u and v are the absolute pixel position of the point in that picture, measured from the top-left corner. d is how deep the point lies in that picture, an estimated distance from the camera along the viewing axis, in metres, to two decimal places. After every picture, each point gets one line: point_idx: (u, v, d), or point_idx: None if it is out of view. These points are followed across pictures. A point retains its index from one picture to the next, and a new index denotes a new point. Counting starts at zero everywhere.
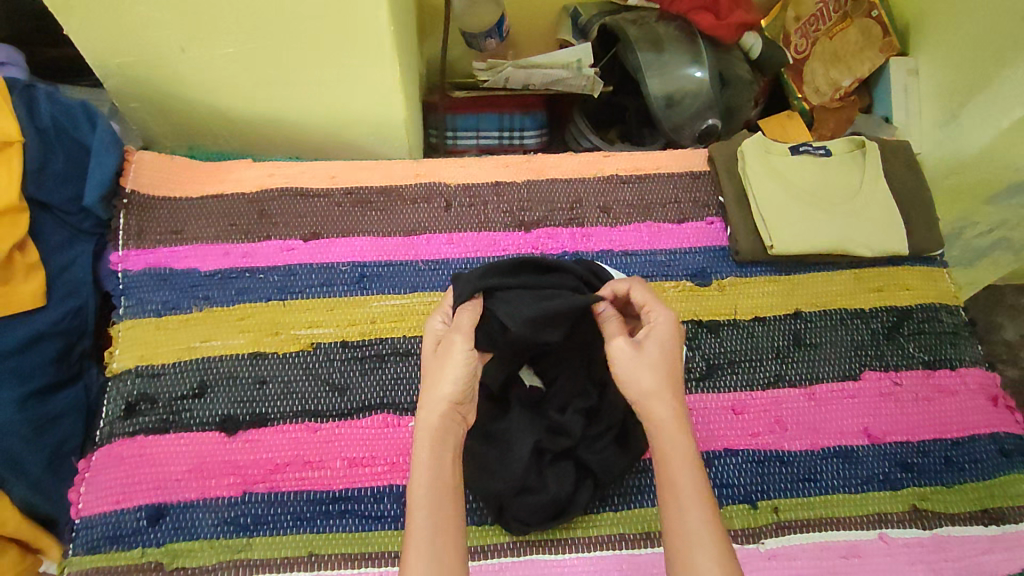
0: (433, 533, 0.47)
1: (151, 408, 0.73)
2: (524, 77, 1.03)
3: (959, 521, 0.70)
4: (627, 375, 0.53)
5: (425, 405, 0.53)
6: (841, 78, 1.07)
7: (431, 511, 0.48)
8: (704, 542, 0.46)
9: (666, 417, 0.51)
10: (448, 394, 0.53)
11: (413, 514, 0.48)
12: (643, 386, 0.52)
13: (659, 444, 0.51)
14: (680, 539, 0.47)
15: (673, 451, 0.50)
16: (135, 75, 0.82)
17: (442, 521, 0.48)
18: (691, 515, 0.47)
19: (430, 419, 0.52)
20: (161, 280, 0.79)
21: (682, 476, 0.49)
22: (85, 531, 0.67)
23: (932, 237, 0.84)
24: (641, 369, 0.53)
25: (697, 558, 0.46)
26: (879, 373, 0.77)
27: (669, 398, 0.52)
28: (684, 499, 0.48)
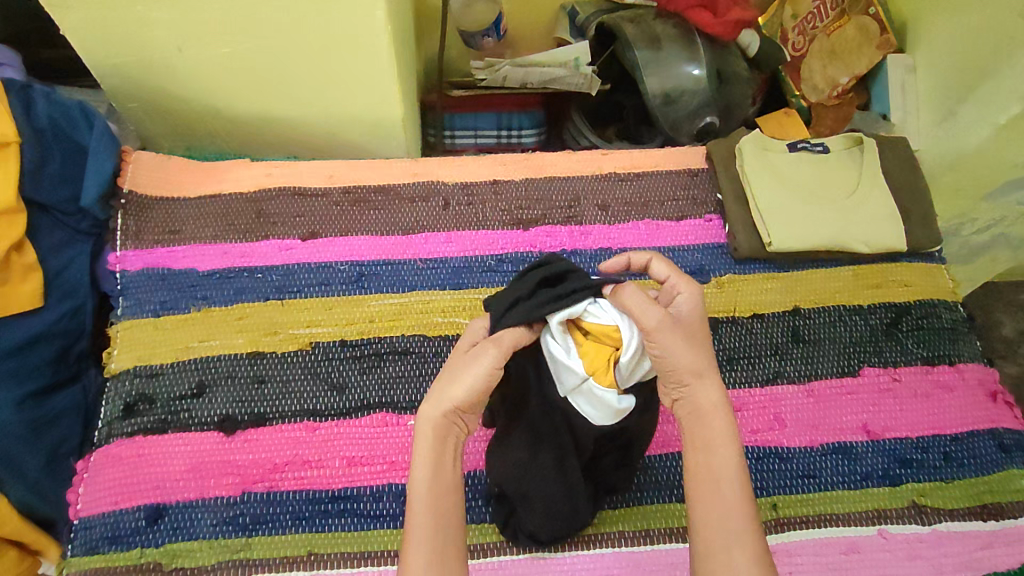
0: (432, 533, 0.48)
1: (149, 408, 0.72)
2: (522, 75, 1.03)
3: (959, 516, 0.70)
4: (676, 355, 0.51)
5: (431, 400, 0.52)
6: (840, 75, 1.08)
7: (429, 513, 0.48)
8: (743, 537, 0.46)
9: (714, 406, 0.51)
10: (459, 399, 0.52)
11: (412, 510, 0.49)
12: (688, 368, 0.52)
13: (700, 432, 0.51)
14: (712, 529, 0.47)
15: (720, 438, 0.50)
16: (132, 76, 0.82)
17: (441, 527, 0.48)
18: (730, 506, 0.48)
19: (433, 412, 0.52)
20: (159, 280, 0.79)
21: (722, 467, 0.49)
22: (83, 532, 0.67)
23: (930, 232, 0.84)
24: (687, 349, 0.52)
25: (734, 552, 0.46)
26: (878, 369, 0.77)
27: (711, 387, 0.52)
28: (722, 489, 0.48)
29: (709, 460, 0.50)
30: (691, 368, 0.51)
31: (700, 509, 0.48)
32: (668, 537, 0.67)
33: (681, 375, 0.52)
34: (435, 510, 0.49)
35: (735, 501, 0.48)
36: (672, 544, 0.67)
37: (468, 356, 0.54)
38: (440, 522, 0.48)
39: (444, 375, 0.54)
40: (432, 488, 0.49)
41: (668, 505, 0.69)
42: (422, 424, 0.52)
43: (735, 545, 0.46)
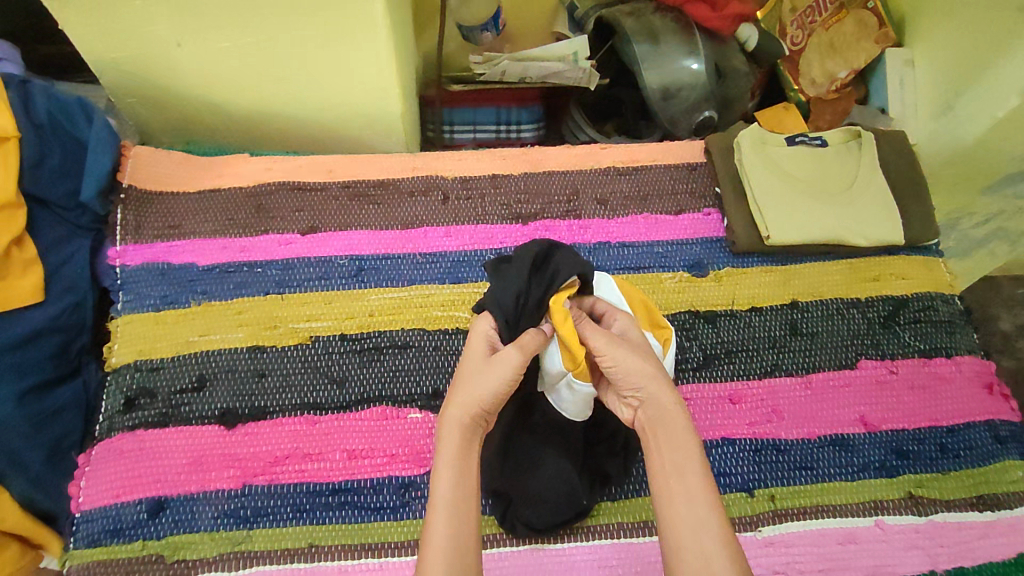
0: (455, 535, 0.48)
1: (150, 402, 0.73)
2: (520, 70, 1.03)
3: (955, 507, 0.71)
4: (620, 366, 0.55)
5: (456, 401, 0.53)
6: (839, 69, 1.07)
7: (449, 519, 0.48)
8: (710, 524, 0.47)
9: (672, 405, 0.53)
10: (485, 401, 0.53)
11: (433, 511, 0.49)
12: (641, 373, 0.54)
13: (659, 435, 0.52)
14: (682, 527, 0.47)
15: (681, 433, 0.51)
16: (131, 71, 0.82)
17: (462, 530, 0.48)
18: (694, 497, 0.48)
19: (460, 413, 0.53)
20: (158, 275, 0.79)
21: (685, 464, 0.50)
22: (85, 524, 0.67)
23: (929, 226, 0.84)
24: (638, 361, 0.55)
25: (701, 538, 0.46)
26: (875, 362, 0.78)
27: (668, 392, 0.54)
28: (690, 487, 0.48)
29: (675, 459, 0.50)
30: (643, 374, 0.54)
31: (668, 511, 0.48)
32: None
33: (639, 384, 0.54)
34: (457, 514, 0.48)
35: (699, 491, 0.48)
36: None
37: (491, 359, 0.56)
38: (460, 525, 0.48)
39: (467, 375, 0.55)
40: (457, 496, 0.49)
41: None
42: (446, 430, 0.52)
43: (707, 540, 0.46)
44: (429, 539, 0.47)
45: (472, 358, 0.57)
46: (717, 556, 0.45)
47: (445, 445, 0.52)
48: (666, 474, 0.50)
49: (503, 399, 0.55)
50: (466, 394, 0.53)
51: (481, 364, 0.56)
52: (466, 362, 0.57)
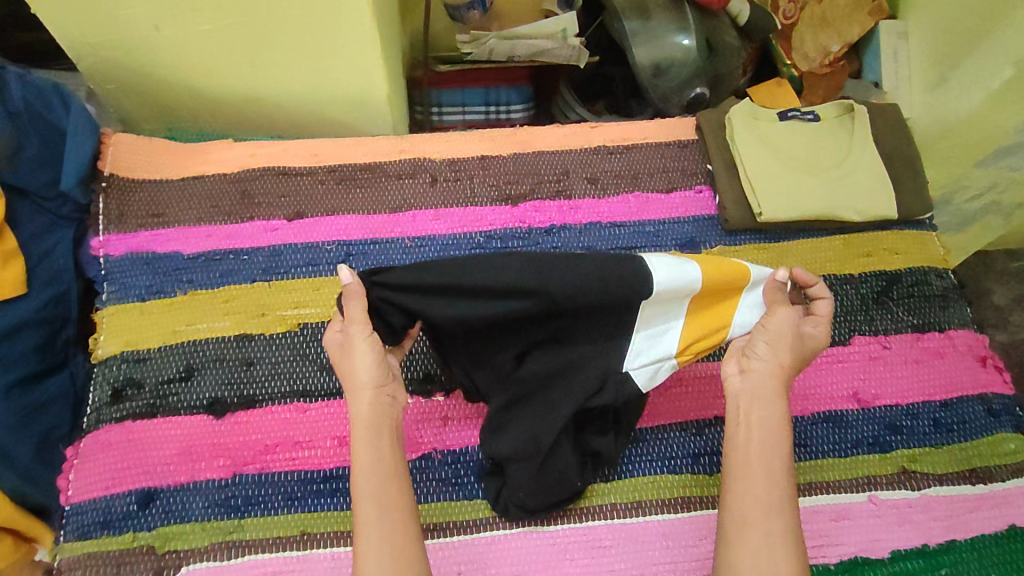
0: (382, 518, 0.53)
1: (137, 393, 0.72)
2: (507, 48, 1.01)
3: (948, 481, 0.71)
4: (776, 343, 0.58)
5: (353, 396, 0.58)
6: (830, 43, 1.07)
7: (376, 512, 0.53)
8: (781, 511, 0.52)
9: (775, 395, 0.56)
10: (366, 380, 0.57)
11: (359, 503, 0.53)
12: (778, 362, 0.57)
13: (751, 416, 0.56)
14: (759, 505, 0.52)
15: (773, 424, 0.55)
16: (108, 56, 0.80)
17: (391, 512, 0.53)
18: (774, 483, 0.53)
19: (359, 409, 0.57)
20: (143, 264, 0.78)
21: (772, 451, 0.54)
22: (76, 517, 0.67)
23: (921, 200, 0.84)
24: (776, 341, 0.58)
25: (771, 520, 0.51)
26: (868, 338, 0.77)
27: (777, 377, 0.57)
28: (771, 471, 0.53)
29: (761, 442, 0.55)
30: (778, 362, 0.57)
31: (748, 486, 0.53)
32: (660, 508, 0.67)
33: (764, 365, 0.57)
34: (383, 506, 0.53)
35: (778, 478, 0.53)
36: (664, 516, 0.66)
37: (348, 348, 0.58)
38: (386, 508, 0.53)
39: (349, 374, 0.58)
40: (382, 488, 0.54)
41: (660, 476, 0.69)
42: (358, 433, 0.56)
43: (776, 524, 0.51)
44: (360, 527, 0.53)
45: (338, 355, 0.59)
46: (782, 539, 0.51)
47: (360, 443, 0.56)
48: (750, 451, 0.54)
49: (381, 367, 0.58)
50: (360, 393, 0.57)
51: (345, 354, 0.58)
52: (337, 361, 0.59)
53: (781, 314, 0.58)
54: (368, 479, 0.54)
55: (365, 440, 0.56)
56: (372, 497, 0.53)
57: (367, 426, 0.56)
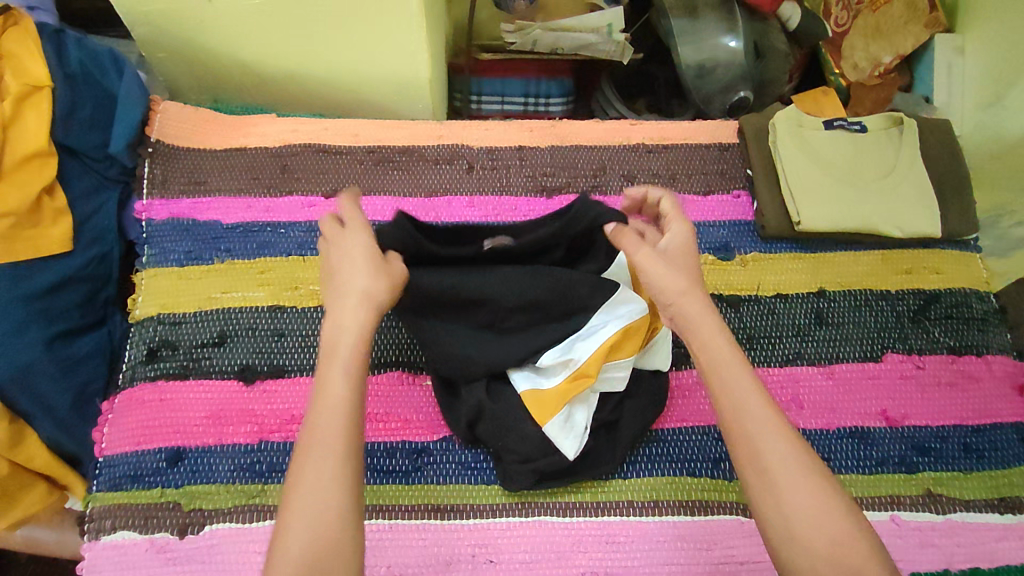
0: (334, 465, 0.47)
1: (172, 354, 0.74)
2: (552, 40, 1.00)
3: (975, 507, 0.69)
4: (661, 278, 0.55)
5: (340, 298, 0.53)
6: (882, 53, 1.04)
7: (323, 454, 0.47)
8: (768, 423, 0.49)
9: (699, 318, 0.53)
10: (372, 290, 0.53)
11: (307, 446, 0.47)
12: (670, 287, 0.54)
13: (704, 341, 0.53)
14: (753, 427, 0.49)
15: (714, 341, 0.52)
16: (162, 25, 0.82)
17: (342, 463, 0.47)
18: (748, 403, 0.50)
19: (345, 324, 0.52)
20: (183, 230, 0.80)
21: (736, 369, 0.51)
22: (107, 469, 0.69)
23: (968, 219, 0.81)
24: (672, 276, 0.54)
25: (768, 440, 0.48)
26: (901, 356, 0.76)
27: (684, 302, 0.54)
28: (745, 389, 0.50)
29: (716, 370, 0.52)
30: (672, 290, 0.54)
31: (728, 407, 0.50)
32: (677, 509, 0.67)
33: (666, 296, 0.54)
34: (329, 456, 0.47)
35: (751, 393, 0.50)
36: (681, 517, 0.66)
37: (349, 261, 0.55)
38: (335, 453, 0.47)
39: (339, 280, 0.54)
40: (324, 485, 0.46)
41: (679, 478, 0.68)
42: (329, 374, 0.50)
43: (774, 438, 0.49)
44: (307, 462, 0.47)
45: (346, 267, 0.54)
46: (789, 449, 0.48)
47: (319, 426, 0.48)
48: (725, 382, 0.51)
49: (382, 291, 0.54)
50: (344, 356, 0.50)
51: (357, 267, 0.54)
52: (345, 263, 0.55)
53: (649, 253, 0.55)
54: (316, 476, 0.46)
55: (338, 384, 0.49)
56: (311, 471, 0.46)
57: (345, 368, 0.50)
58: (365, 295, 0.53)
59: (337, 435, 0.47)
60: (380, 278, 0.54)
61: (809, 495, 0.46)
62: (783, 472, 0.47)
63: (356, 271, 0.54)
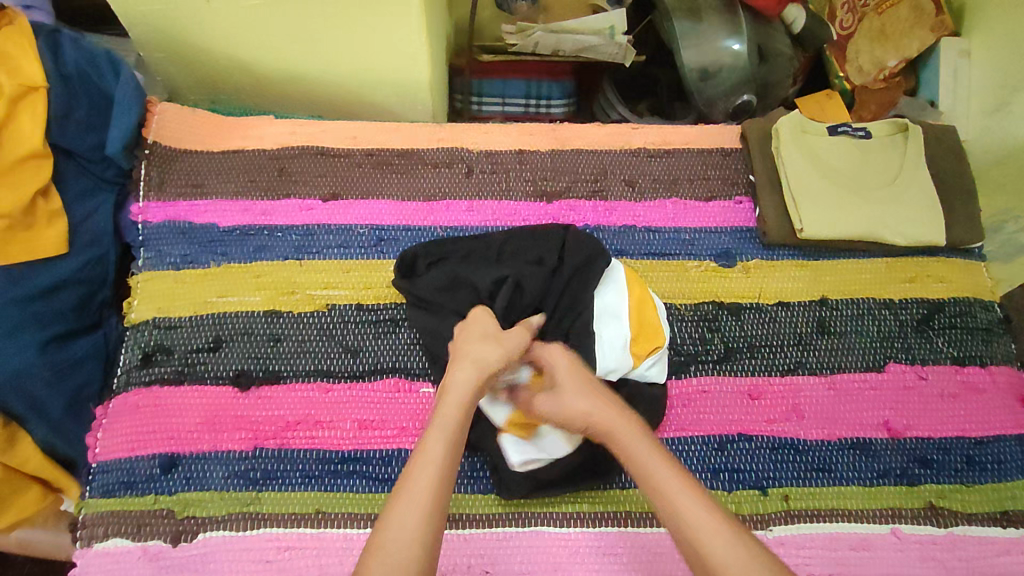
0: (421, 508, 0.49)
1: (167, 359, 0.73)
2: (554, 42, 0.99)
3: (977, 521, 0.68)
4: (563, 410, 0.60)
5: (454, 369, 0.60)
6: (887, 57, 1.04)
7: (411, 497, 0.50)
8: (684, 494, 0.51)
9: (613, 420, 0.58)
10: (493, 364, 0.60)
11: (401, 489, 0.51)
12: (577, 411, 0.59)
13: (616, 437, 0.57)
14: (674, 500, 0.51)
15: (627, 434, 0.56)
16: (159, 25, 0.81)
17: (430, 509, 0.49)
18: (663, 481, 0.52)
19: (461, 390, 0.58)
20: (180, 233, 0.79)
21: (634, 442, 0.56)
22: (101, 475, 0.68)
23: (973, 228, 0.80)
24: (574, 396, 0.60)
25: (687, 511, 0.50)
26: (903, 366, 0.75)
27: (588, 414, 0.58)
28: (659, 468, 0.53)
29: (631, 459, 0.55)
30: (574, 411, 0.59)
31: (647, 488, 0.53)
32: None
33: (574, 419, 0.59)
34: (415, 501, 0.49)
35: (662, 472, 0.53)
36: None
37: (479, 339, 0.63)
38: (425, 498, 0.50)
39: (460, 351, 0.62)
40: (410, 523, 0.48)
41: None
42: (431, 436, 0.54)
43: (692, 506, 0.50)
44: (395, 503, 0.50)
45: (467, 341, 0.63)
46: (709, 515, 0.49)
47: (414, 471, 0.52)
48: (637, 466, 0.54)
49: (493, 367, 0.60)
50: (446, 417, 0.56)
51: (480, 342, 0.62)
52: (467, 339, 0.63)
53: (551, 391, 0.62)
54: (402, 517, 0.48)
55: (436, 441, 0.53)
56: (403, 508, 0.49)
57: (446, 433, 0.54)
58: (487, 368, 0.60)
59: (428, 487, 0.50)
60: (502, 355, 0.61)
61: (733, 550, 0.47)
62: (703, 533, 0.48)
63: (480, 343, 0.62)
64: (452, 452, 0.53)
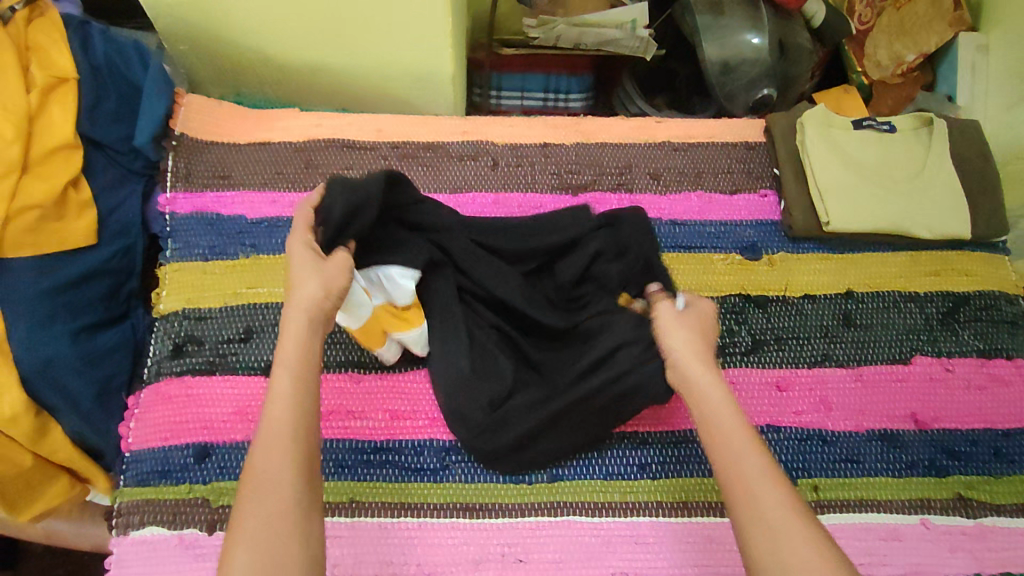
0: (282, 461, 0.46)
1: (198, 350, 0.73)
2: (575, 35, 0.99)
3: (1005, 512, 0.69)
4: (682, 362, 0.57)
5: (292, 303, 0.54)
6: (907, 52, 1.03)
7: (271, 456, 0.46)
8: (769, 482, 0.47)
9: (707, 386, 0.54)
10: (332, 291, 0.55)
11: (255, 450, 0.47)
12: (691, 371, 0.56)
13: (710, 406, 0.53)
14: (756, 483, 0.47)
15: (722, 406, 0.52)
16: (185, 17, 0.81)
17: (294, 462, 0.47)
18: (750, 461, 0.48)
19: (301, 323, 0.53)
20: (208, 224, 0.79)
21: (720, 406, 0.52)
22: (135, 464, 0.69)
23: (999, 221, 0.81)
24: (692, 358, 0.57)
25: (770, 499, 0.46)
26: (930, 359, 0.75)
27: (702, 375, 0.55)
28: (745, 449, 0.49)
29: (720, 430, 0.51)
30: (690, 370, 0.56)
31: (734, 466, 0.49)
32: (707, 511, 0.66)
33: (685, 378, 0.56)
34: (278, 458, 0.46)
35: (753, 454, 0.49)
36: (710, 518, 0.66)
37: (305, 264, 0.55)
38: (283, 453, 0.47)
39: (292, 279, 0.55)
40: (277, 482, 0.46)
41: (709, 479, 0.68)
42: (275, 376, 0.50)
43: (777, 494, 0.47)
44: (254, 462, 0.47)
45: (298, 266, 0.55)
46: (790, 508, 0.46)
47: (266, 431, 0.48)
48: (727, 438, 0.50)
49: (339, 293, 0.56)
50: (290, 362, 0.51)
51: (308, 266, 0.55)
52: (297, 265, 0.55)
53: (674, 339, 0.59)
54: (267, 477, 0.46)
55: (282, 392, 0.49)
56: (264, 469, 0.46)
57: (293, 370, 0.51)
58: (323, 298, 0.54)
59: (284, 441, 0.47)
60: (333, 279, 0.55)
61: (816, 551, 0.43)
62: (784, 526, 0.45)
63: (310, 270, 0.55)
64: (309, 390, 0.51)
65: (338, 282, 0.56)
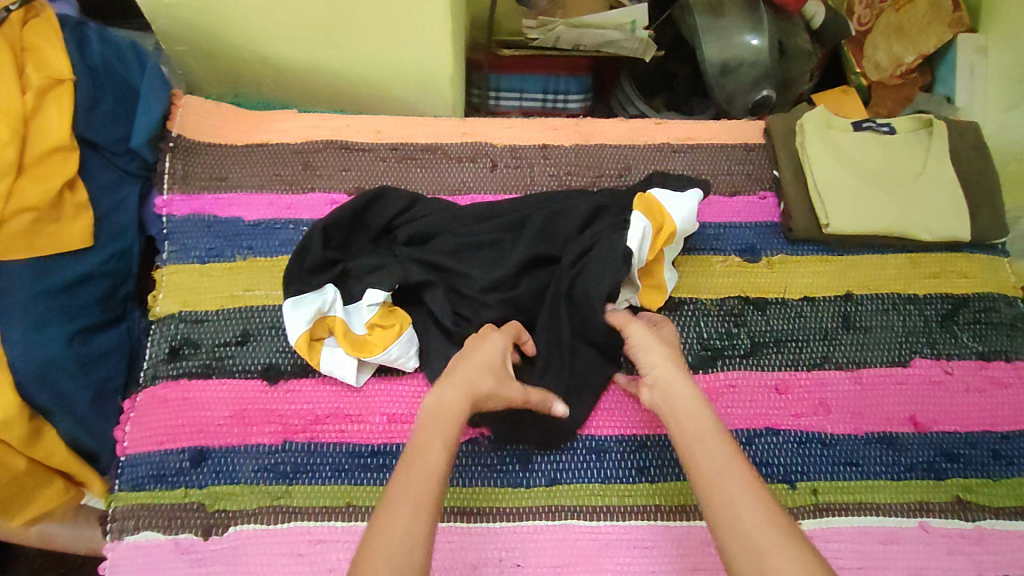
0: (411, 515, 0.46)
1: (194, 353, 0.73)
2: (574, 36, 0.99)
3: (1003, 515, 0.69)
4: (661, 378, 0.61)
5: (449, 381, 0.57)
6: (904, 53, 1.02)
7: (405, 508, 0.46)
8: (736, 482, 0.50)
9: (680, 402, 0.58)
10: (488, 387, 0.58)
11: (389, 498, 0.47)
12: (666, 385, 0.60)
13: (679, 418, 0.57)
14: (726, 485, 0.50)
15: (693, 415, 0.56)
16: (183, 18, 0.81)
17: (420, 521, 0.46)
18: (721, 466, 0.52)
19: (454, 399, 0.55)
20: (204, 226, 0.79)
21: (701, 423, 0.55)
22: (131, 468, 0.68)
23: (997, 223, 0.81)
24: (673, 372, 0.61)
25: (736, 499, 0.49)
26: (929, 361, 0.75)
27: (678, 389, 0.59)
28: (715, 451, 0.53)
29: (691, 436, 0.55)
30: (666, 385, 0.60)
31: (701, 470, 0.52)
32: None
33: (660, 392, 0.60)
34: (410, 510, 0.46)
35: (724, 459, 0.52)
36: None
37: (468, 359, 0.60)
38: (417, 507, 0.47)
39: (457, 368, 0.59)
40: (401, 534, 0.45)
41: None
42: (429, 443, 0.52)
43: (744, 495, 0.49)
44: (383, 507, 0.47)
45: (473, 362, 0.60)
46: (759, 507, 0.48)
47: (402, 483, 0.48)
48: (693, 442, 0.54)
49: (497, 393, 0.58)
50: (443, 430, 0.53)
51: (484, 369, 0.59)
52: (469, 361, 0.60)
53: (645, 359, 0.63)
54: (391, 528, 0.45)
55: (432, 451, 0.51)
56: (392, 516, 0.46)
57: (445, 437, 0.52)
58: (482, 392, 0.57)
59: (423, 493, 0.48)
60: (494, 377, 0.59)
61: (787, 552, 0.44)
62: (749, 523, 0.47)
63: (478, 366, 0.59)
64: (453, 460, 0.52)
65: (499, 384, 0.59)
